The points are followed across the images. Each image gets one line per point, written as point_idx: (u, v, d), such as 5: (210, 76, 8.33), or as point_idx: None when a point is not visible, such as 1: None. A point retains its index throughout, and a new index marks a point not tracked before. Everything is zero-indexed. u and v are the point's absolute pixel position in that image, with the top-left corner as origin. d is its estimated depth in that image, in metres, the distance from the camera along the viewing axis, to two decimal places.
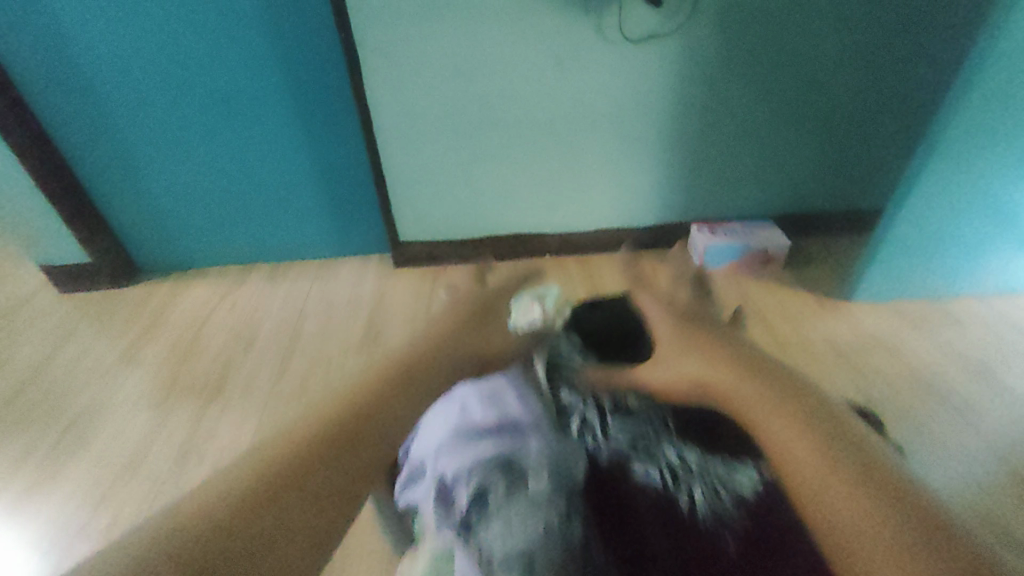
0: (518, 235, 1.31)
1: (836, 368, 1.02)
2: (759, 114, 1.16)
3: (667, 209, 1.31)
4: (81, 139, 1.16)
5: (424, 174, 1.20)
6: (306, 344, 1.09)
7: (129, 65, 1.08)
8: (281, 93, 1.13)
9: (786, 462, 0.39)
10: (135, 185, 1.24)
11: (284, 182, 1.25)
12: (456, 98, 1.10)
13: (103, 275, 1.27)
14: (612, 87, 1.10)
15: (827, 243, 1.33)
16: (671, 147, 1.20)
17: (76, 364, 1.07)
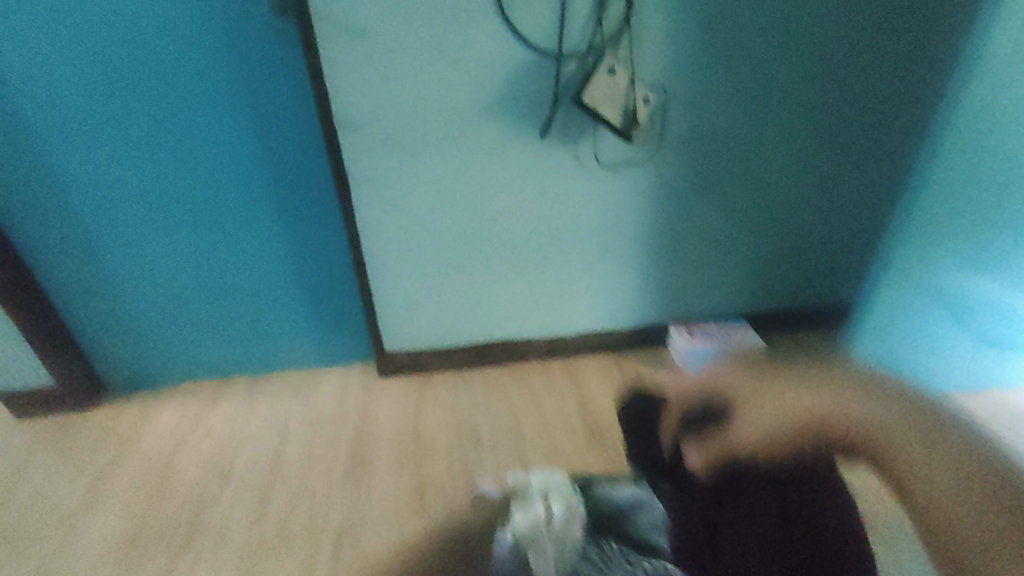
0: (505, 341, 1.32)
1: None
2: (727, 227, 1.25)
3: (648, 311, 1.35)
4: (49, 265, 1.11)
5: (411, 289, 1.20)
6: (288, 473, 1.05)
7: (108, 186, 1.05)
8: (266, 216, 1.12)
9: (901, 467, 0.52)
10: (102, 301, 1.17)
11: (266, 298, 1.22)
12: (444, 221, 1.13)
13: (67, 400, 1.20)
14: (592, 207, 1.16)
15: (797, 340, 1.40)
16: (649, 257, 1.26)
17: (32, 514, 0.99)
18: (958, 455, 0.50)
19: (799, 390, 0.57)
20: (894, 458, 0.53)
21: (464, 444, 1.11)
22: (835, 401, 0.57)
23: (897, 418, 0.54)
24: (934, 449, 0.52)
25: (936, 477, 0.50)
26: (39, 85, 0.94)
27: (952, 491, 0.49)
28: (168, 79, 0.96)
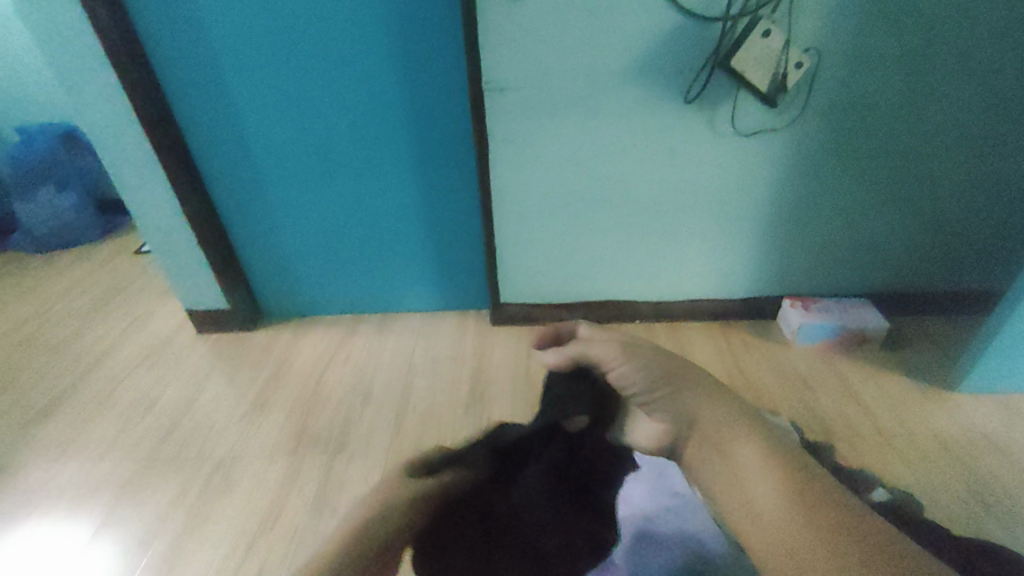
0: (613, 302, 1.37)
1: (949, 468, 0.99)
2: (862, 200, 1.19)
3: (760, 283, 1.34)
4: (231, 204, 1.32)
5: (531, 245, 1.28)
6: (418, 399, 1.18)
7: (281, 142, 1.23)
8: (410, 169, 1.25)
9: (747, 504, 0.39)
10: (268, 240, 1.37)
11: (400, 245, 1.37)
12: (569, 182, 1.18)
13: (235, 320, 1.42)
14: (720, 174, 1.16)
15: (923, 326, 1.32)
16: (771, 227, 1.24)
17: (216, 410, 1.19)
18: (805, 488, 0.39)
19: (698, 406, 0.45)
20: (727, 474, 0.41)
21: None
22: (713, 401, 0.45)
23: (759, 454, 0.41)
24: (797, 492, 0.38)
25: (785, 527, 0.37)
26: (237, 54, 1.12)
27: (772, 517, 0.38)
28: (339, 49, 1.11)
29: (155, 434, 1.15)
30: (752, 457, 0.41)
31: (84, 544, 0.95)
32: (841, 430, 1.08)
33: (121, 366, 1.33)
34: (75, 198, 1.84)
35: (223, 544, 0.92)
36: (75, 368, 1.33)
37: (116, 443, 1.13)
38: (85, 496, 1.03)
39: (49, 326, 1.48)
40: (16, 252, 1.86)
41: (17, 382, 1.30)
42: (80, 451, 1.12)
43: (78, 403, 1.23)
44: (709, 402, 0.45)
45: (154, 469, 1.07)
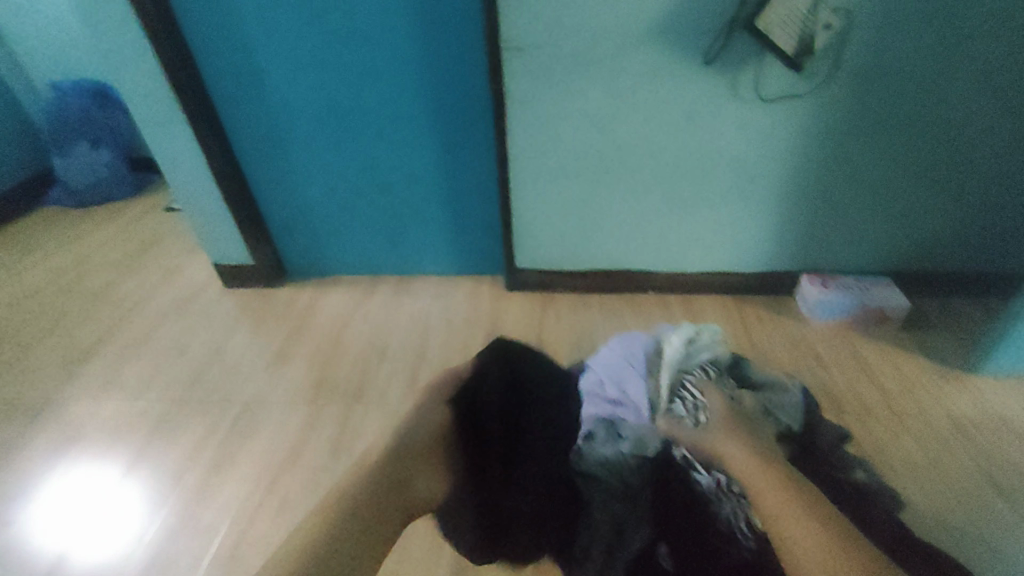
0: (628, 272, 1.37)
1: (958, 447, 0.99)
2: (889, 174, 1.17)
3: (779, 257, 1.32)
4: (255, 163, 1.35)
5: (548, 211, 1.29)
6: (433, 357, 1.22)
7: (304, 102, 1.24)
8: (431, 132, 1.26)
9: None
10: (290, 199, 1.40)
11: (419, 208, 1.39)
12: (587, 147, 1.18)
13: (259, 277, 1.47)
14: (743, 143, 1.15)
15: (945, 306, 1.30)
16: (792, 200, 1.22)
17: (240, 359, 1.25)
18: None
19: None
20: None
21: (585, 358, 1.20)
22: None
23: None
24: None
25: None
26: (262, 7, 1.12)
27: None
28: (363, 8, 1.11)
29: (185, 378, 1.21)
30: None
31: (121, 475, 1.02)
32: (851, 406, 1.08)
33: (153, 315, 1.39)
34: (108, 155, 1.90)
35: (248, 482, 0.99)
36: (110, 316, 1.40)
37: (149, 385, 1.20)
38: (121, 432, 1.10)
39: (86, 275, 1.56)
40: (54, 206, 1.94)
41: (58, 326, 1.38)
42: (116, 391, 1.19)
43: (114, 347, 1.30)
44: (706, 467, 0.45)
45: (184, 410, 1.14)
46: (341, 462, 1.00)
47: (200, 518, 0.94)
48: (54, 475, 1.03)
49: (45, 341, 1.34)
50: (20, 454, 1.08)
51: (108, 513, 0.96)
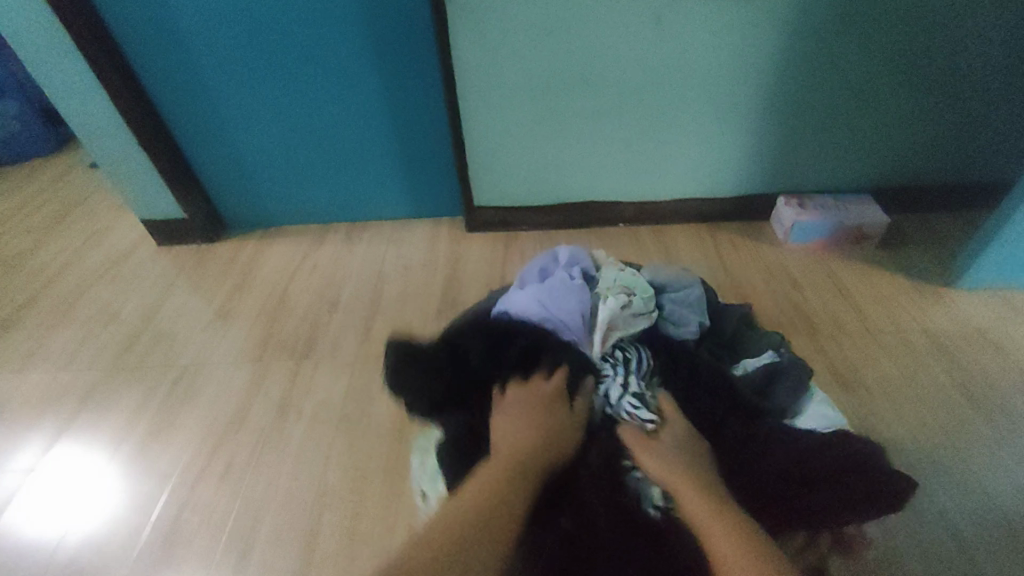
0: (596, 203, 1.28)
1: (935, 364, 0.95)
2: (873, 75, 1.07)
3: (755, 178, 1.23)
4: (169, 103, 1.18)
5: (505, 140, 1.17)
6: (387, 307, 1.13)
7: (214, 25, 1.06)
8: (365, 55, 1.10)
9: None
10: (220, 144, 1.25)
11: (363, 145, 1.25)
12: (543, 62, 1.05)
13: (196, 232, 1.34)
14: (715, 47, 1.03)
15: (925, 221, 1.24)
16: (769, 111, 1.12)
17: (179, 321, 1.15)
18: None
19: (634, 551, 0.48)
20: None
21: None
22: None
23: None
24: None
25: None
26: None
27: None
28: None
29: (117, 345, 1.11)
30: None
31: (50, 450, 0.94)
32: (827, 328, 1.03)
33: (81, 279, 1.28)
34: (17, 105, 1.70)
35: (188, 448, 0.92)
36: (33, 283, 1.28)
37: (78, 354, 1.10)
38: (50, 405, 1.01)
39: (4, 242, 1.41)
40: None
41: None
42: (42, 364, 1.09)
43: (37, 317, 1.19)
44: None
45: (116, 379, 1.04)
46: (290, 422, 0.93)
47: (140, 490, 0.87)
48: None
49: None
50: None
51: (39, 487, 0.89)
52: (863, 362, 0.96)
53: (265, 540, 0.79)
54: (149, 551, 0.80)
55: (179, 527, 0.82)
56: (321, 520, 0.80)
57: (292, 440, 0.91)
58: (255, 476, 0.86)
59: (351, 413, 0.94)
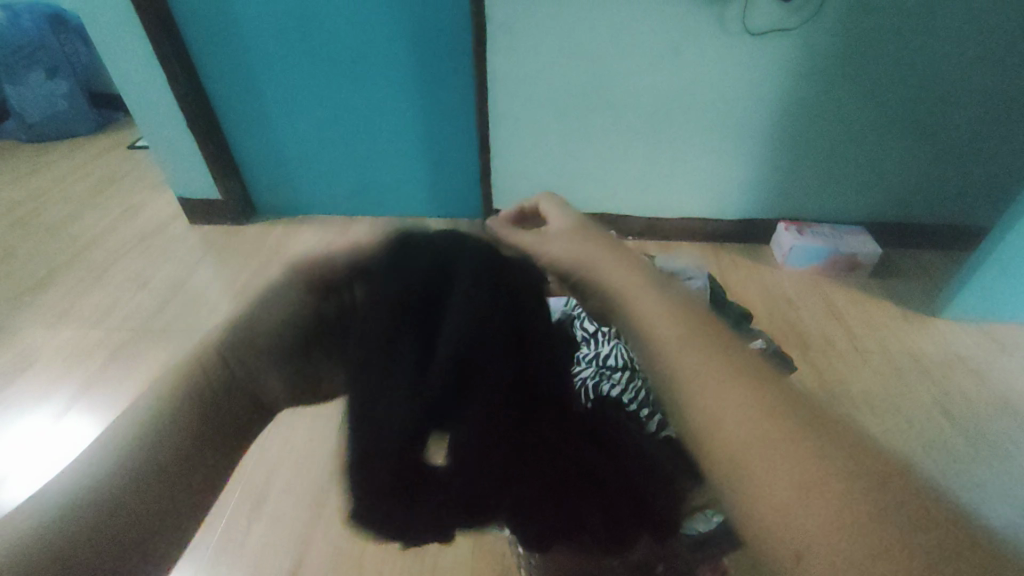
0: (608, 215, 1.36)
1: (917, 383, 1.01)
2: (871, 117, 1.16)
3: (758, 204, 1.32)
4: (220, 92, 1.27)
5: (528, 150, 1.26)
6: None
7: (271, 24, 1.16)
8: (406, 61, 1.20)
9: (730, 454, 0.30)
10: (261, 134, 1.34)
11: (395, 145, 1.34)
12: (569, 81, 1.14)
13: (228, 213, 1.42)
14: (727, 79, 1.12)
15: (915, 257, 1.32)
16: (774, 142, 1.21)
17: (207, 292, 1.22)
18: (837, 472, 0.28)
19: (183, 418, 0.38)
20: (714, 433, 0.31)
21: None
22: (627, 280, 0.39)
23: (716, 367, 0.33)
24: (783, 435, 0.29)
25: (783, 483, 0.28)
26: None
27: (763, 446, 0.29)
28: None
29: (146, 309, 1.17)
30: (671, 331, 0.35)
31: (77, 395, 0.98)
32: (817, 344, 1.09)
33: (113, 249, 1.34)
34: (67, 87, 1.82)
35: None
36: (69, 248, 1.34)
37: (107, 315, 1.16)
38: (76, 358, 1.06)
39: (44, 209, 1.49)
40: (11, 142, 1.85)
41: (11, 257, 1.32)
42: (72, 319, 1.14)
43: (70, 278, 1.25)
44: (654, 316, 0.36)
45: (142, 339, 1.10)
46: None
47: None
48: None
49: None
50: None
51: (65, 426, 0.93)
52: (849, 375, 1.02)
53: (276, 494, 0.84)
54: None
55: None
56: (332, 478, 0.86)
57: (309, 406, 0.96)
58: (273, 436, 0.92)
59: None
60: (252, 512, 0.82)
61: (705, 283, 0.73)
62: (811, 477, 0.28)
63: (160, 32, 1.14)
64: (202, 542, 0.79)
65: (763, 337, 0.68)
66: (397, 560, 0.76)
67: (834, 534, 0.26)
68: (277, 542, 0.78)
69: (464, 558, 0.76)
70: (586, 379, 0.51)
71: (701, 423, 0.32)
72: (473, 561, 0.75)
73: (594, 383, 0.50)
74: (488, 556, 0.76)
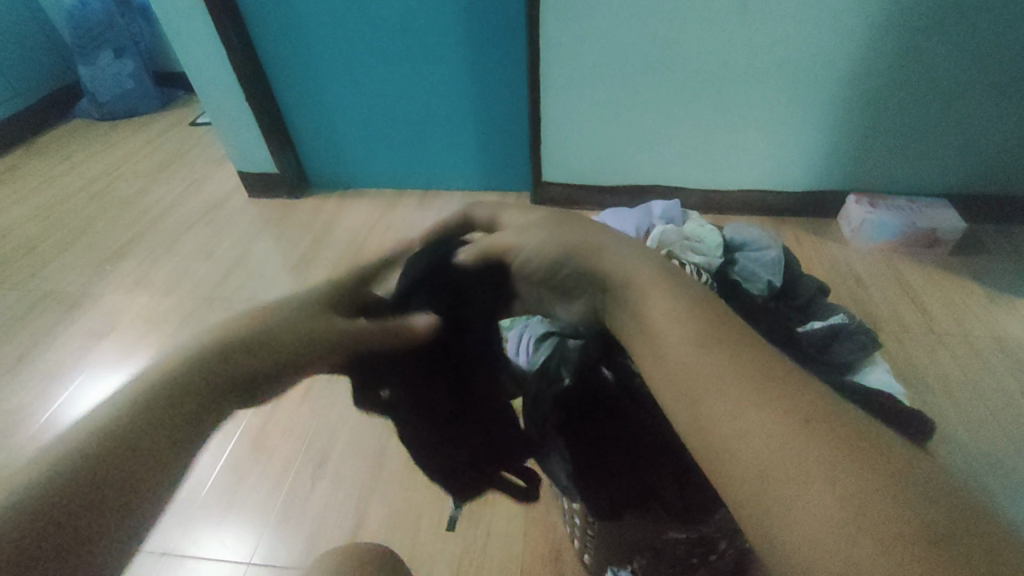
0: (661, 187, 1.31)
1: (1001, 369, 0.94)
2: (964, 76, 1.05)
3: (826, 176, 1.23)
4: (276, 65, 1.29)
5: (580, 120, 1.22)
6: None
7: None
8: (457, 29, 1.17)
9: (726, 463, 0.25)
10: (313, 104, 1.35)
11: (444, 116, 1.33)
12: (628, 39, 1.08)
13: (284, 186, 1.46)
14: (798, 39, 1.04)
15: (1001, 233, 1.21)
16: (850, 105, 1.11)
17: (266, 262, 1.26)
18: (846, 470, 0.22)
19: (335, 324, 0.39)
20: (711, 438, 0.26)
21: None
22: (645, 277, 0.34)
23: (719, 367, 0.27)
24: (783, 431, 0.24)
25: (806, 483, 0.22)
26: None
27: (762, 442, 0.24)
28: None
29: (211, 278, 1.23)
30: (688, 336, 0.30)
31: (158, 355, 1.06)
32: (889, 325, 1.03)
33: (181, 220, 1.41)
34: (133, 66, 1.90)
35: None
36: (142, 220, 1.42)
37: (177, 284, 1.22)
38: (152, 323, 1.13)
39: (118, 183, 1.59)
40: (85, 120, 1.97)
41: (91, 228, 1.41)
42: (146, 288, 1.22)
43: (144, 248, 1.33)
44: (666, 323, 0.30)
45: (210, 307, 1.16)
46: None
47: None
48: (89, 358, 1.07)
49: (81, 240, 1.38)
50: (53, 338, 1.12)
51: None
52: (924, 357, 0.96)
53: (337, 457, 0.88)
54: (238, 453, 0.90)
55: (267, 435, 0.92)
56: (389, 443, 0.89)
57: None
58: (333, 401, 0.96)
59: None
60: (316, 471, 0.86)
61: (779, 255, 0.69)
62: (830, 470, 0.22)
63: (220, 7, 1.16)
64: (272, 496, 0.84)
65: (844, 312, 0.64)
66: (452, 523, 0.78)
67: (874, 561, 0.20)
68: (339, 501, 0.82)
69: (516, 525, 0.77)
70: None
71: (704, 436, 0.26)
72: (525, 529, 0.76)
73: None
74: (540, 523, 0.77)
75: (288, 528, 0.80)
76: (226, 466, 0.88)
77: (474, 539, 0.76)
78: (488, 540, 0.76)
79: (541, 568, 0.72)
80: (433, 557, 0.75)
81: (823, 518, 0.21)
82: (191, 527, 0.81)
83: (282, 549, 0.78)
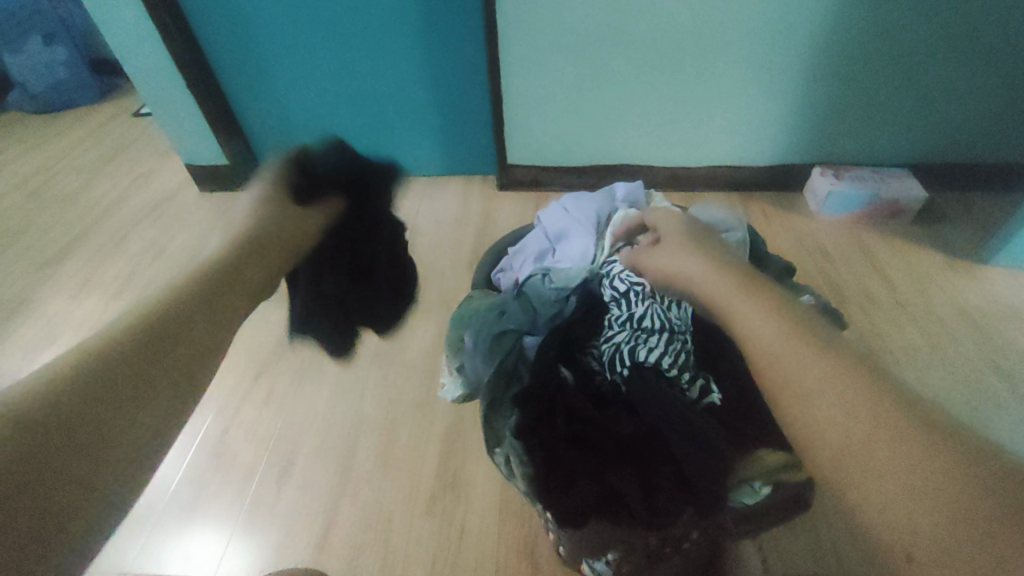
0: (629, 166, 1.29)
1: (962, 335, 0.95)
2: (925, 44, 1.04)
3: (792, 149, 1.23)
4: (218, 48, 1.21)
5: (544, 99, 1.18)
6: (420, 253, 1.17)
7: None
8: (410, 5, 1.11)
9: (821, 442, 0.32)
10: (262, 90, 1.28)
11: (403, 99, 1.27)
12: (588, 12, 1.04)
13: (237, 177, 1.39)
14: (762, 9, 1.01)
15: (960, 200, 1.23)
16: (815, 76, 1.10)
17: None
18: (937, 454, 0.28)
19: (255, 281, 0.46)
20: (817, 428, 0.32)
21: None
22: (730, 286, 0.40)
23: (813, 360, 0.33)
24: (878, 425, 0.30)
25: (888, 466, 0.29)
26: None
27: (865, 445, 0.30)
28: None
29: (163, 278, 1.17)
30: (773, 334, 0.36)
31: None
32: (855, 296, 1.03)
33: (128, 217, 1.33)
34: (65, 51, 1.77)
35: (233, 370, 0.98)
36: (84, 218, 1.34)
37: (125, 286, 1.15)
38: (100, 328, 1.07)
39: (57, 180, 1.48)
40: (17, 112, 1.83)
41: (29, 230, 1.32)
42: (92, 291, 1.15)
43: (88, 248, 1.25)
44: (755, 322, 0.37)
45: None
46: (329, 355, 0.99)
47: None
48: (31, 368, 1.01)
49: (18, 243, 1.29)
50: None
51: None
52: (888, 326, 0.97)
53: (303, 460, 0.85)
54: (199, 461, 0.86)
55: (228, 440, 0.88)
56: (358, 443, 0.86)
57: (331, 372, 0.96)
58: (297, 402, 0.92)
59: (385, 349, 0.99)
60: (281, 476, 0.83)
61: (745, 236, 0.68)
62: (917, 470, 0.28)
63: None
64: (236, 504, 0.81)
65: (809, 293, 0.64)
66: (424, 522, 0.76)
67: (932, 525, 0.27)
68: (308, 506, 0.79)
69: (490, 519, 0.76)
70: (620, 345, 0.48)
71: (809, 425, 0.32)
72: (499, 523, 0.75)
73: (629, 350, 0.47)
74: (514, 515, 0.76)
75: (254, 538, 0.77)
76: (186, 475, 0.85)
77: (447, 537, 0.74)
78: (463, 537, 0.74)
79: (517, 562, 0.71)
80: (407, 557, 0.73)
81: (896, 502, 0.28)
82: (151, 541, 0.78)
83: (249, 559, 0.75)
